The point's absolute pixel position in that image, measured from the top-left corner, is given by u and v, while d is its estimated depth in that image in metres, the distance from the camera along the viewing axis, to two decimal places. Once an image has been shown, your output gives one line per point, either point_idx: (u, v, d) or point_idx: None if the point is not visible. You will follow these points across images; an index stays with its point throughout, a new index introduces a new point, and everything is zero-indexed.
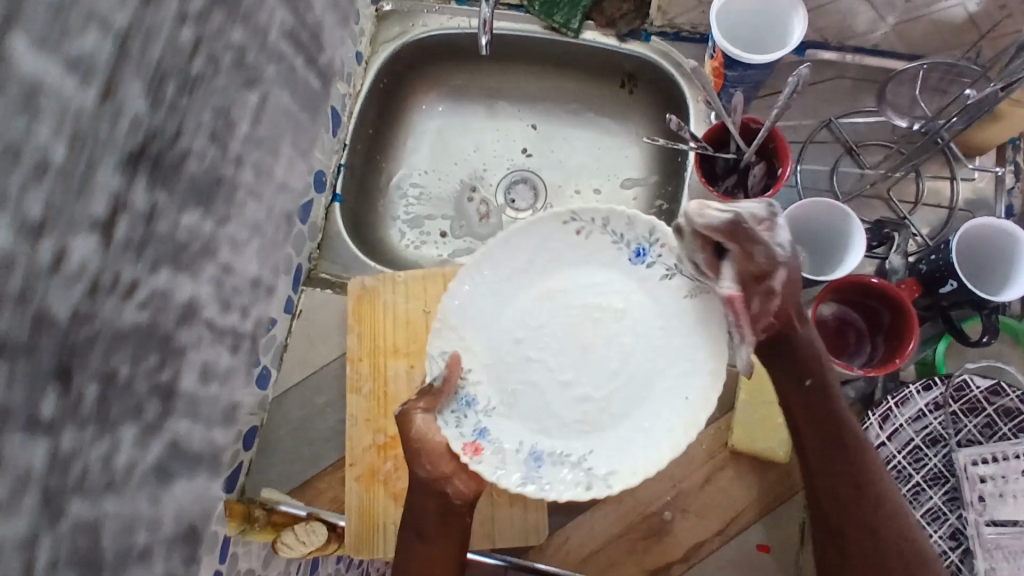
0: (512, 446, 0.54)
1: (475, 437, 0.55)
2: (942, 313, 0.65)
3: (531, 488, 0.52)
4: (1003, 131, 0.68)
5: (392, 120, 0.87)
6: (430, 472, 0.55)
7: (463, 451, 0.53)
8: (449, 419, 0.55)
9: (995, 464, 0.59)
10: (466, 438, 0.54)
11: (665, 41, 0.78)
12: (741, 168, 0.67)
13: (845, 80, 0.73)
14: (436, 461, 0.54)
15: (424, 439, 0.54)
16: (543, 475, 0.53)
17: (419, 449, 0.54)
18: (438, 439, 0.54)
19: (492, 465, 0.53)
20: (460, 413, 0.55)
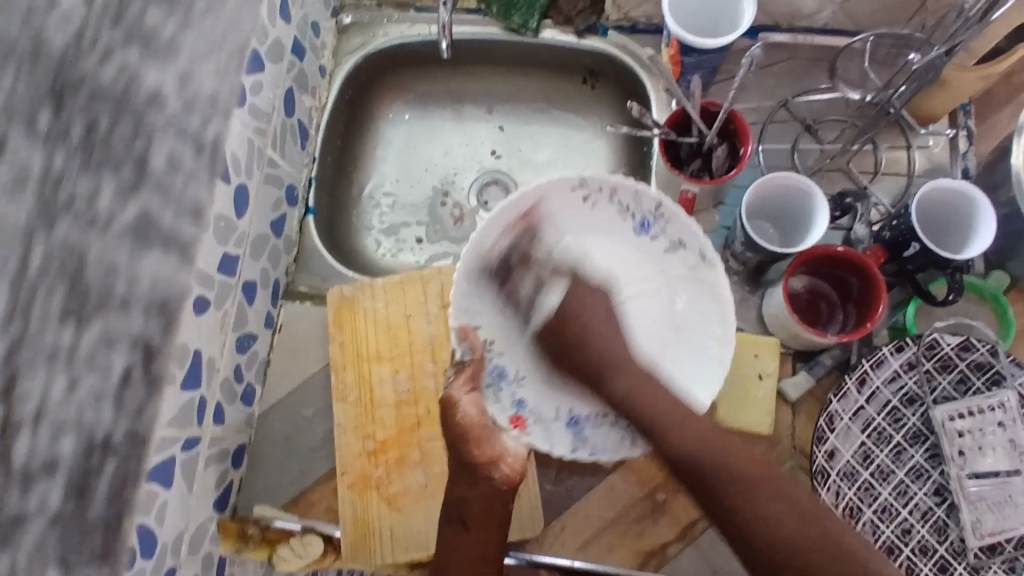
0: (550, 415, 0.65)
1: (513, 411, 0.66)
2: (909, 277, 0.67)
3: (581, 453, 0.62)
4: (953, 97, 0.70)
5: (360, 130, 0.87)
6: (478, 455, 0.61)
7: (511, 425, 0.64)
8: (489, 395, 0.65)
9: (970, 418, 0.61)
10: (510, 413, 0.65)
11: (623, 34, 0.80)
12: (705, 150, 0.69)
13: (798, 61, 0.76)
14: (483, 445, 0.61)
15: (471, 419, 0.61)
16: (585, 437, 0.64)
17: (466, 433, 0.61)
18: (484, 414, 0.62)
19: (537, 435, 0.64)
20: (495, 387, 0.66)
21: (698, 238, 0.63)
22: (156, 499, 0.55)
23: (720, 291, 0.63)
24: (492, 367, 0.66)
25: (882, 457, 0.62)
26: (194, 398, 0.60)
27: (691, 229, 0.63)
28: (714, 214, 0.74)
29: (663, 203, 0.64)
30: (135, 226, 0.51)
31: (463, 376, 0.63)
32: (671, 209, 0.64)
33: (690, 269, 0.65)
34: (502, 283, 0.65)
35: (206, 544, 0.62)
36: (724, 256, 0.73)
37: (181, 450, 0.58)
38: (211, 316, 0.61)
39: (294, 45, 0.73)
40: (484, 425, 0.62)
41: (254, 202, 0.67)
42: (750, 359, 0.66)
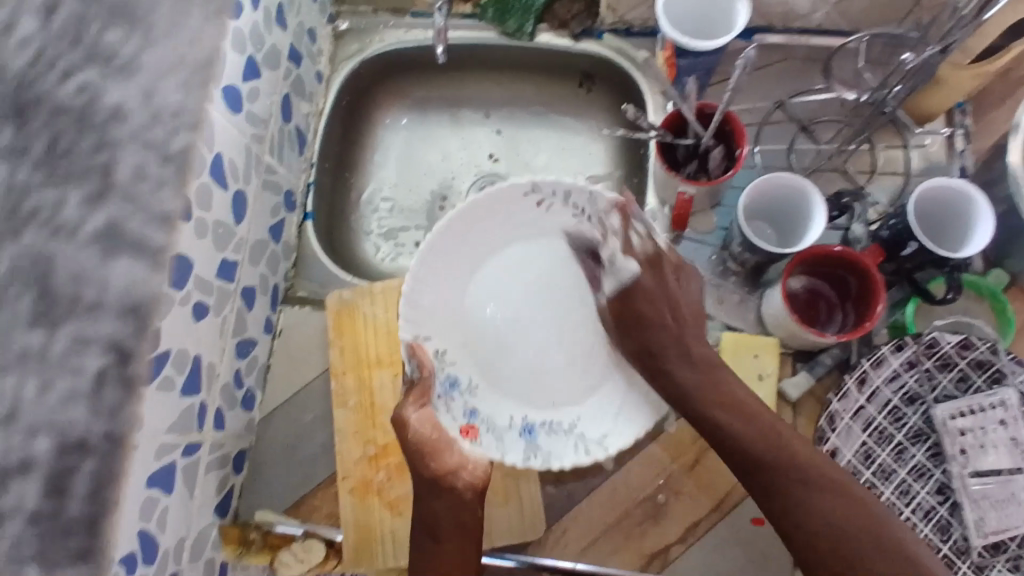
0: (504, 423, 0.62)
1: (466, 420, 0.61)
2: (908, 275, 0.67)
3: (535, 461, 0.59)
4: (948, 96, 0.71)
5: (358, 136, 0.88)
6: (438, 468, 0.58)
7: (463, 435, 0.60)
8: (442, 405, 0.60)
9: (971, 416, 0.61)
10: (461, 422, 0.61)
11: (618, 38, 0.81)
12: (701, 152, 0.69)
13: (793, 61, 0.76)
14: (439, 458, 0.58)
15: (425, 434, 0.58)
16: (539, 444, 0.60)
17: (420, 449, 0.58)
18: (438, 426, 0.59)
19: (489, 443, 0.60)
20: (448, 398, 0.61)
21: (661, 234, 0.61)
22: (157, 505, 0.55)
23: (687, 288, 0.61)
24: (443, 376, 0.61)
25: (884, 456, 0.62)
26: (194, 403, 0.60)
27: (654, 227, 0.61)
28: (712, 215, 0.74)
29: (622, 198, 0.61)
30: (117, 213, 0.49)
31: (412, 396, 0.58)
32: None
33: None
34: (458, 278, 0.64)
35: (208, 550, 0.63)
36: (722, 257, 0.73)
37: (182, 456, 0.58)
38: (210, 322, 0.61)
39: (291, 51, 0.73)
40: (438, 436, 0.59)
41: (252, 209, 0.67)
42: (750, 359, 0.66)
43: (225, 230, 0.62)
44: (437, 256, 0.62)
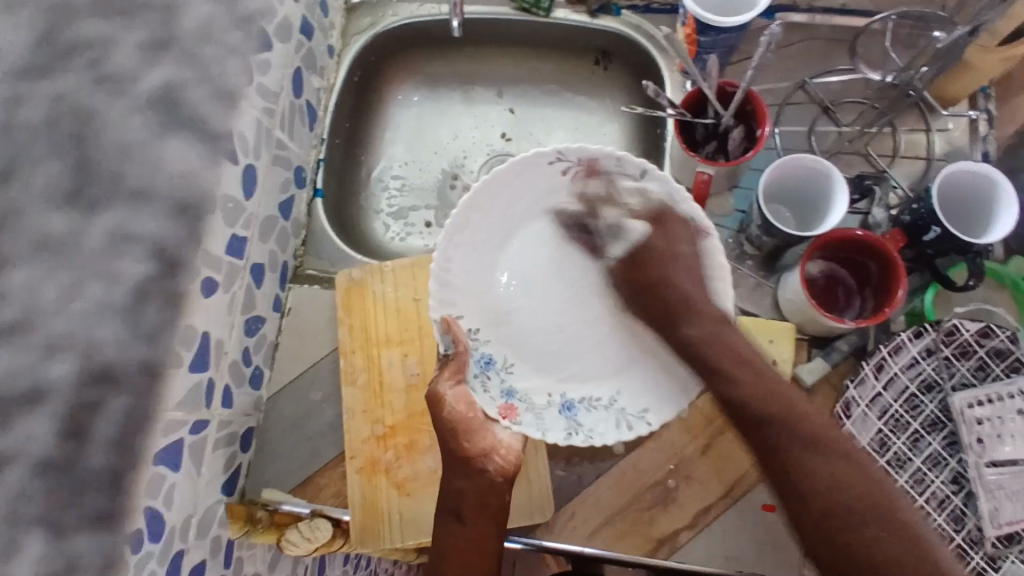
0: (541, 400, 0.61)
1: (504, 400, 0.61)
2: (928, 262, 0.65)
3: (579, 437, 0.59)
4: (975, 79, 0.69)
5: (369, 113, 0.86)
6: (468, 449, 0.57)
7: (500, 414, 0.59)
8: (476, 384, 0.60)
9: (990, 406, 0.60)
10: (499, 402, 0.60)
11: (637, 13, 0.78)
12: (720, 132, 0.67)
13: (815, 41, 0.74)
14: (473, 438, 0.57)
15: (458, 411, 0.57)
16: (580, 421, 0.60)
17: (453, 428, 0.57)
18: (473, 405, 0.58)
19: (529, 422, 0.59)
20: (483, 376, 0.61)
21: (689, 204, 0.59)
22: (165, 482, 0.54)
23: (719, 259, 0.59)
24: (478, 356, 0.62)
25: (899, 445, 0.61)
26: (202, 380, 0.58)
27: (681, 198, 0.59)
28: (729, 197, 0.73)
29: (648, 168, 0.59)
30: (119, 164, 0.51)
31: (446, 371, 0.59)
32: (658, 175, 0.60)
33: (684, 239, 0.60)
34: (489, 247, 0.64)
35: (214, 528, 0.61)
36: (738, 240, 0.72)
37: (189, 433, 0.57)
38: (220, 298, 0.59)
39: (303, 24, 0.71)
40: (473, 414, 0.58)
41: (262, 184, 0.65)
42: (765, 344, 0.65)
43: (235, 205, 0.60)
44: (473, 218, 0.62)
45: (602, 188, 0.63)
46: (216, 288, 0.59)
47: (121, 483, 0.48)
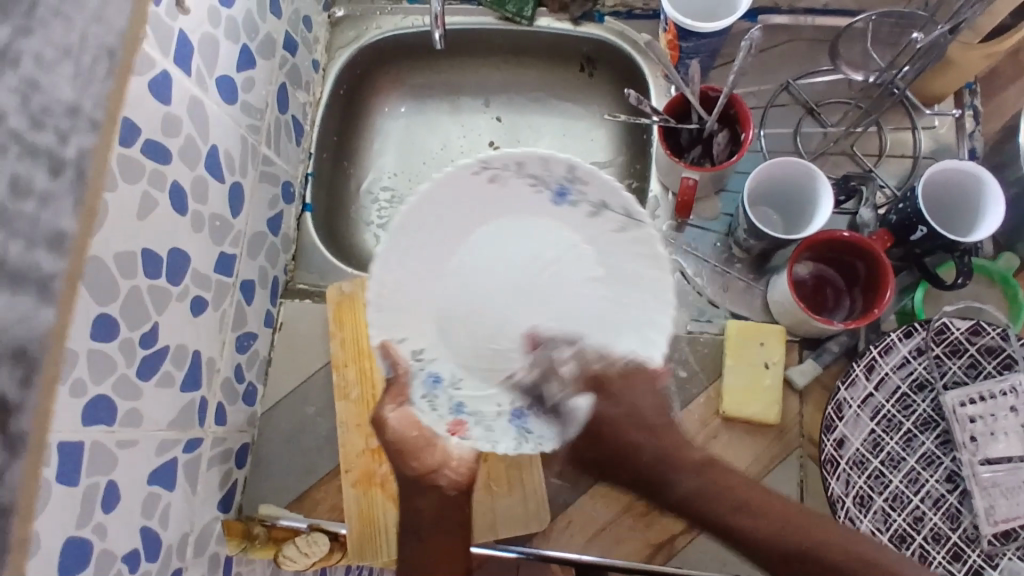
0: (491, 411, 0.57)
1: (454, 415, 0.56)
2: (916, 260, 0.66)
3: (528, 447, 0.55)
4: (957, 77, 0.69)
5: (356, 126, 0.87)
6: (418, 467, 0.57)
7: (449, 432, 0.55)
8: (423, 406, 0.57)
9: (982, 404, 0.60)
10: (448, 419, 0.56)
11: (619, 20, 0.79)
12: (705, 136, 0.68)
13: (799, 42, 0.75)
14: (422, 456, 0.57)
15: (405, 433, 0.57)
16: (529, 429, 0.56)
17: (400, 449, 0.57)
18: (420, 426, 0.57)
19: (479, 436, 0.55)
20: (430, 396, 0.57)
21: (622, 196, 0.52)
22: (159, 501, 0.54)
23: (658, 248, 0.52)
24: (424, 375, 0.57)
25: (892, 444, 0.61)
26: (194, 399, 0.58)
27: (614, 189, 0.52)
28: (716, 201, 0.73)
29: (574, 163, 0.53)
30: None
31: (389, 395, 0.57)
32: (585, 168, 0.53)
33: (619, 228, 0.55)
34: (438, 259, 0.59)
35: (212, 544, 0.61)
36: (727, 243, 0.72)
37: (183, 452, 0.57)
38: (209, 317, 0.60)
39: (287, 40, 0.72)
40: (420, 433, 0.57)
41: (248, 201, 0.66)
42: (756, 347, 0.65)
43: (221, 224, 0.61)
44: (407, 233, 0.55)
45: (535, 189, 0.58)
46: (205, 306, 0.59)
47: (112, 503, 0.48)
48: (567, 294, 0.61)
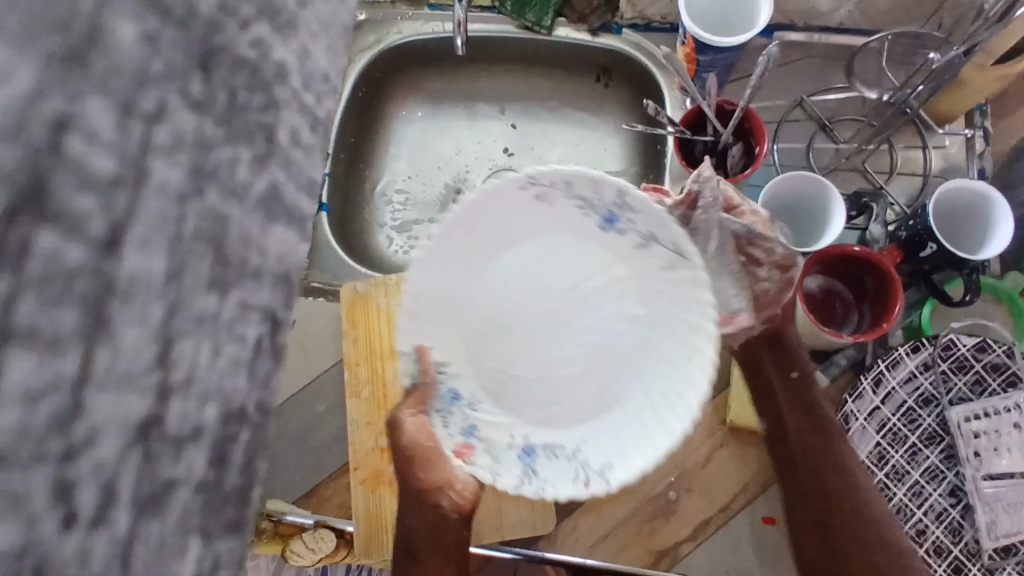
0: (503, 440, 0.50)
1: (464, 437, 0.50)
2: (924, 276, 0.66)
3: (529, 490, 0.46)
4: (970, 96, 0.70)
5: (373, 129, 0.88)
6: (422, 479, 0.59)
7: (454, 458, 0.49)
8: (439, 420, 0.52)
9: (986, 419, 0.61)
10: (456, 440, 0.50)
11: (637, 32, 0.80)
12: (720, 149, 0.69)
13: (813, 58, 0.76)
14: (429, 469, 0.58)
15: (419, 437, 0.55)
16: (536, 470, 0.48)
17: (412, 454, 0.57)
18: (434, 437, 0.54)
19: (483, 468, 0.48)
20: (445, 411, 0.51)
21: (672, 231, 0.43)
22: None
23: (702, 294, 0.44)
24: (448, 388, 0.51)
25: (897, 458, 0.62)
26: None
27: (665, 222, 0.43)
28: None
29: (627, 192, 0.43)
30: None
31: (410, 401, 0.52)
32: (639, 198, 0.43)
33: (666, 267, 0.47)
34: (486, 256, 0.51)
35: None
36: None
37: None
38: None
39: None
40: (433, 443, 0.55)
41: None
42: None
43: None
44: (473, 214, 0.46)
45: (581, 211, 0.48)
46: None
47: None
48: (598, 327, 0.52)
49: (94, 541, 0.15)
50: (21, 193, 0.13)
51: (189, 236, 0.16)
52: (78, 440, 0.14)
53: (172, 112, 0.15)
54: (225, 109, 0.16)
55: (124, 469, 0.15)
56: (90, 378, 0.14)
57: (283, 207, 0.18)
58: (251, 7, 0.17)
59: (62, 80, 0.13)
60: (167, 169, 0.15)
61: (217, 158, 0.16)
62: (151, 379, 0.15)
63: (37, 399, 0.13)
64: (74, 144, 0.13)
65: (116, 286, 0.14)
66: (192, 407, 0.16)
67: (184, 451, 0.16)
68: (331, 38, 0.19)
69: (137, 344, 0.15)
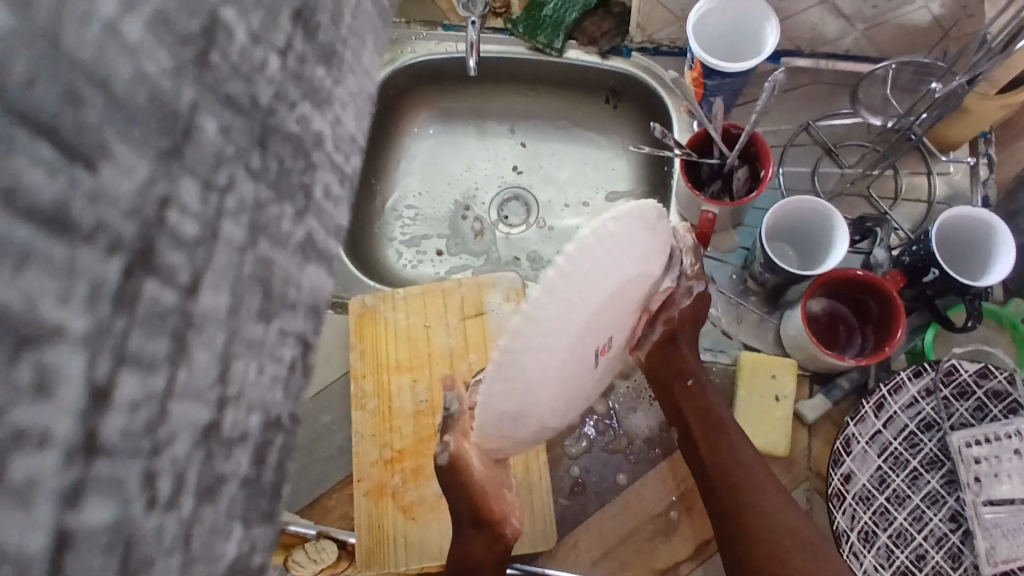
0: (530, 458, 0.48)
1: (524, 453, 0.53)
2: (927, 301, 0.67)
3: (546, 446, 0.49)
4: (973, 124, 0.71)
5: (386, 145, 0.89)
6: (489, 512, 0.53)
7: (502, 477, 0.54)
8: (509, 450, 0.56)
9: (988, 445, 0.61)
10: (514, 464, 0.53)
11: (646, 56, 0.81)
12: (725, 172, 0.70)
13: (820, 84, 0.77)
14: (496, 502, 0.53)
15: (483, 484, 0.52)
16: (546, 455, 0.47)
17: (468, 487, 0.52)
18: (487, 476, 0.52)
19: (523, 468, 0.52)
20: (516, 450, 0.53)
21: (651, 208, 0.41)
22: None
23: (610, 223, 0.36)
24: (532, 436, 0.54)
25: (898, 482, 0.62)
26: None
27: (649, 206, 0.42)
28: (734, 234, 0.74)
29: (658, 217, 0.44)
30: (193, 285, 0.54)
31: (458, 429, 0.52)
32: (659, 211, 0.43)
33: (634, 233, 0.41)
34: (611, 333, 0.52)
35: None
36: (743, 276, 0.73)
37: None
38: None
39: None
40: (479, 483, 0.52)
41: None
42: (767, 379, 0.66)
43: None
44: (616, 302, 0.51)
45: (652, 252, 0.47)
46: None
47: None
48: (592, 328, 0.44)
49: (166, 524, 0.10)
50: (133, 253, 0.09)
51: (247, 281, 0.11)
52: (158, 440, 0.10)
53: (237, 185, 0.11)
54: (274, 171, 0.12)
55: (186, 467, 0.11)
56: (176, 392, 0.10)
57: (318, 251, 0.13)
58: (296, 89, 0.12)
59: (163, 169, 0.10)
60: (235, 231, 0.11)
61: (267, 220, 0.12)
62: (214, 390, 0.11)
63: (123, 408, 0.10)
64: (171, 220, 0.10)
65: (194, 322, 0.10)
66: (240, 414, 0.11)
67: (234, 447, 0.11)
68: (365, 99, 0.14)
69: (205, 363, 0.11)
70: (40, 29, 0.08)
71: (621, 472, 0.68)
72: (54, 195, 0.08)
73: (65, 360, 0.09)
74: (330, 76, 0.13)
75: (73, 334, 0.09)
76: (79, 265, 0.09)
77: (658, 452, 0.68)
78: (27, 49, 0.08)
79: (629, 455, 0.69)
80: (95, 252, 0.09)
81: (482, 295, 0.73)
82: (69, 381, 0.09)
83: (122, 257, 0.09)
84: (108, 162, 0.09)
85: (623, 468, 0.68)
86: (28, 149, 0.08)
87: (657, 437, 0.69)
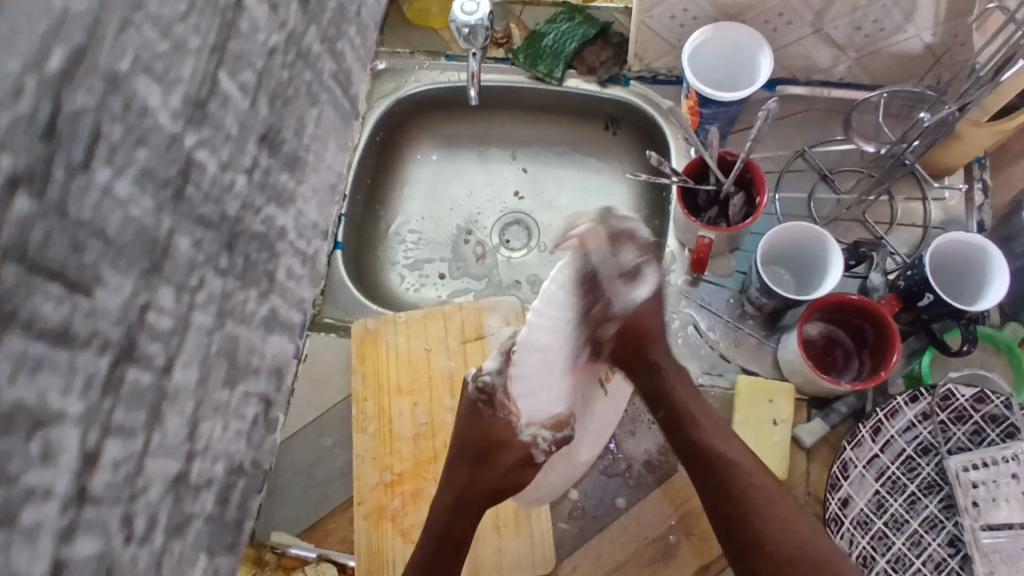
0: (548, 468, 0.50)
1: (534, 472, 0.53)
2: (924, 326, 0.67)
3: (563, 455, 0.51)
4: (965, 151, 0.72)
5: (390, 171, 0.91)
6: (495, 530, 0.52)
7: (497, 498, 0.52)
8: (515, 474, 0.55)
9: (985, 469, 0.61)
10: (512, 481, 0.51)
11: (644, 84, 0.83)
12: (721, 199, 0.71)
13: (817, 111, 0.79)
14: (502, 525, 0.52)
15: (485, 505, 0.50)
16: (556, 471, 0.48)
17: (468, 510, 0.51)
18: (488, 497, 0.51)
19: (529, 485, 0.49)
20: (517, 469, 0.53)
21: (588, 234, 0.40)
22: None
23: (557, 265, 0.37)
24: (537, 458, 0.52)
25: (896, 506, 0.62)
26: None
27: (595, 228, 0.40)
28: (731, 258, 0.75)
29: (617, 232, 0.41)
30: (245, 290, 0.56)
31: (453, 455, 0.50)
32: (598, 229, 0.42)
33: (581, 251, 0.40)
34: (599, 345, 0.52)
35: None
36: (740, 300, 0.74)
37: None
38: None
39: None
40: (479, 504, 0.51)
41: None
42: (765, 404, 0.66)
43: None
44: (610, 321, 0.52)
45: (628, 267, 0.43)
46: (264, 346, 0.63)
47: None
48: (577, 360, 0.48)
49: (141, 554, 0.14)
50: (120, 350, 0.12)
51: (214, 357, 0.14)
52: (135, 492, 0.13)
53: (206, 283, 0.14)
54: (240, 266, 0.15)
55: (158, 509, 0.14)
56: (150, 451, 0.13)
57: (280, 323, 0.16)
58: (261, 197, 0.15)
59: (144, 285, 0.12)
60: (204, 319, 0.14)
61: (233, 305, 0.15)
62: (182, 446, 0.14)
63: (107, 468, 0.13)
64: (149, 320, 0.13)
65: (168, 395, 0.13)
66: (205, 465, 0.15)
67: (200, 493, 0.15)
68: (324, 190, 0.18)
69: (175, 427, 0.14)
70: (55, 204, 0.11)
71: (620, 495, 0.68)
72: (63, 318, 0.11)
73: (65, 436, 0.12)
74: (293, 178, 0.16)
75: (70, 418, 0.12)
76: (77, 366, 0.12)
77: (657, 477, 0.69)
78: (43, 222, 0.11)
79: (629, 478, 0.69)
80: (89, 354, 0.12)
81: (482, 319, 0.74)
82: (68, 450, 0.12)
83: (109, 354, 0.12)
84: (101, 288, 0.12)
85: (622, 491, 0.68)
86: (43, 293, 0.11)
87: (656, 461, 0.69)
